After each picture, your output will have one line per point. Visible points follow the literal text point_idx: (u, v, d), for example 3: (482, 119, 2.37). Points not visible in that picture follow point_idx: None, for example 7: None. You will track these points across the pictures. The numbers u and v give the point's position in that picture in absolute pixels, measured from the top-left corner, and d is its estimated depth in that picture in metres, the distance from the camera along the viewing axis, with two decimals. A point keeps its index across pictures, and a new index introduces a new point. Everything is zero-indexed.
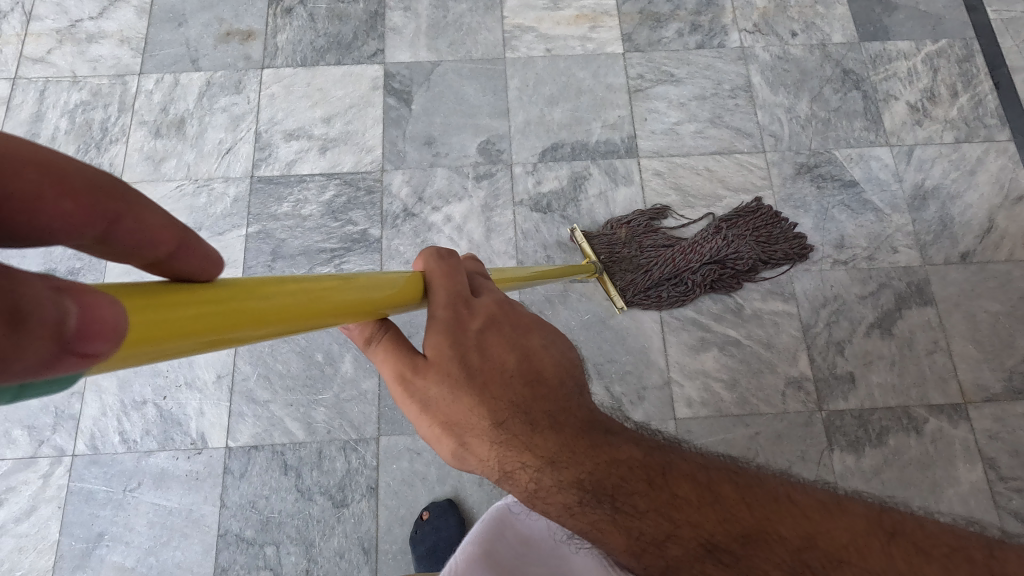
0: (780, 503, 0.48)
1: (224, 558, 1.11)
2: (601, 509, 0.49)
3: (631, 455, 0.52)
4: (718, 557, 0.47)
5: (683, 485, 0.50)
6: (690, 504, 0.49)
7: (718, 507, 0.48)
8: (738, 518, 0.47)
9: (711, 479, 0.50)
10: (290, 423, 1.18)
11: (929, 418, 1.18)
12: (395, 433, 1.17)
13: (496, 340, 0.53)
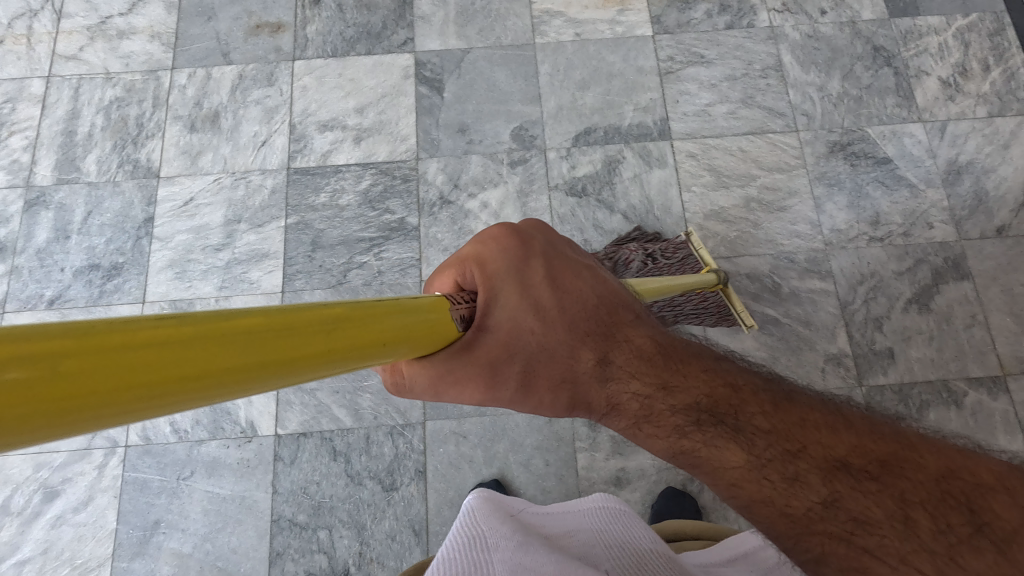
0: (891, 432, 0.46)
1: (278, 543, 1.11)
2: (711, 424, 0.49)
3: (726, 383, 0.51)
4: (850, 473, 0.44)
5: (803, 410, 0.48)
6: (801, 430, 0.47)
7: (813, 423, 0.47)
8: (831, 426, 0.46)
9: (733, 374, 0.52)
10: (337, 409, 1.19)
11: (969, 391, 1.19)
12: (440, 417, 1.18)
13: (568, 271, 0.53)
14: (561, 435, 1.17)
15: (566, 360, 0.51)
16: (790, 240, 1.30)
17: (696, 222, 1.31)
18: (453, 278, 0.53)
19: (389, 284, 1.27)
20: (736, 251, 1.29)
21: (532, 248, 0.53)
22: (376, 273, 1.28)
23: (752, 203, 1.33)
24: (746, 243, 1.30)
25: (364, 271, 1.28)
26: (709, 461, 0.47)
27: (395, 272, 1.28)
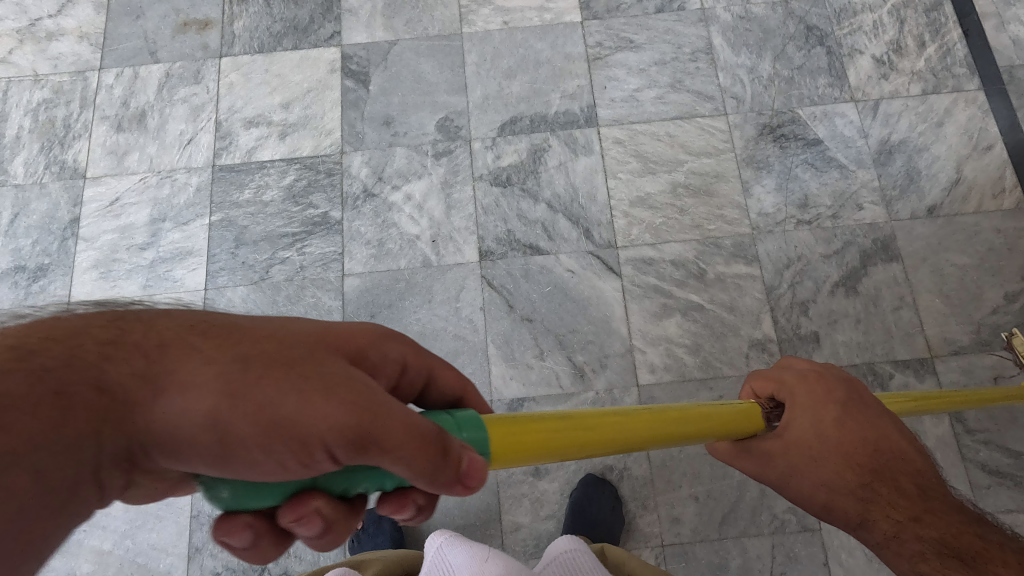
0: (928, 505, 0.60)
1: (197, 539, 1.12)
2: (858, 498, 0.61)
3: (889, 468, 0.62)
4: (949, 556, 0.57)
5: (907, 488, 0.61)
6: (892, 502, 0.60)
7: (907, 502, 0.60)
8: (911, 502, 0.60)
9: (900, 444, 0.63)
10: None
11: (895, 373, 1.17)
12: None
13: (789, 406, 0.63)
14: None
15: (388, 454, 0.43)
16: (716, 225, 1.28)
17: (622, 210, 1.30)
18: (759, 388, 0.69)
19: (311, 279, 1.26)
20: (661, 237, 1.27)
21: (836, 391, 0.65)
22: (298, 268, 1.27)
23: (678, 188, 1.31)
24: (671, 229, 1.28)
25: (286, 267, 1.27)
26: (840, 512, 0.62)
27: (317, 267, 1.27)
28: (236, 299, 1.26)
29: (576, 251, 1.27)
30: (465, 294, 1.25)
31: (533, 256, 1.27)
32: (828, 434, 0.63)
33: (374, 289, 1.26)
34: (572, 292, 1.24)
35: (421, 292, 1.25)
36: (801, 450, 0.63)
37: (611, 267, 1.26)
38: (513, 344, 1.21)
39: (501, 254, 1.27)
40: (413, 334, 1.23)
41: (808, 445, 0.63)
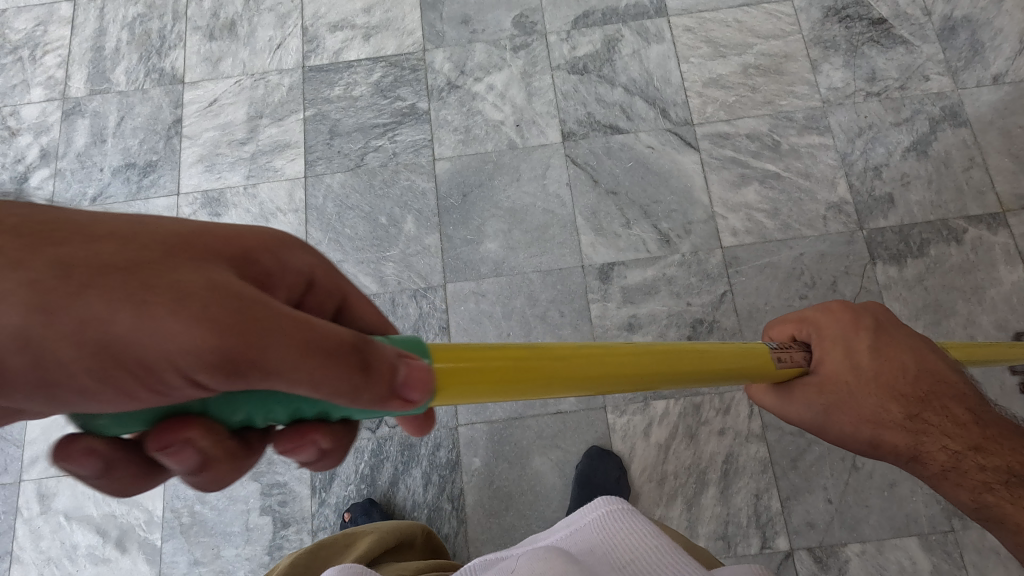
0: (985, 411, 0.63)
1: None
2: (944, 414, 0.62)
3: (952, 393, 0.63)
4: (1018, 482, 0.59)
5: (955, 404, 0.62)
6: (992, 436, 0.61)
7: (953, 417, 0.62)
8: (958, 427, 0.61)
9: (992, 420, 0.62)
10: (363, 278, 1.27)
11: (969, 228, 1.23)
12: (460, 279, 1.25)
13: (888, 344, 0.63)
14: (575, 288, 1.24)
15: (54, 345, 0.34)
16: (787, 100, 1.34)
17: (696, 91, 1.36)
18: (792, 331, 0.68)
19: (404, 164, 1.34)
20: (736, 114, 1.33)
21: (862, 317, 0.65)
22: (391, 155, 1.35)
23: (749, 69, 1.37)
24: (745, 106, 1.34)
25: (379, 154, 1.35)
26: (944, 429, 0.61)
27: (409, 153, 1.34)
28: (335, 184, 1.33)
29: (654, 129, 1.33)
30: (552, 171, 1.31)
31: (614, 135, 1.33)
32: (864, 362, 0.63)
33: (464, 170, 1.33)
34: (653, 165, 1.31)
35: (509, 171, 1.32)
36: (835, 381, 0.63)
37: (688, 142, 1.32)
38: (600, 215, 1.28)
39: (583, 135, 1.34)
40: (505, 209, 1.29)
41: (843, 376, 0.63)
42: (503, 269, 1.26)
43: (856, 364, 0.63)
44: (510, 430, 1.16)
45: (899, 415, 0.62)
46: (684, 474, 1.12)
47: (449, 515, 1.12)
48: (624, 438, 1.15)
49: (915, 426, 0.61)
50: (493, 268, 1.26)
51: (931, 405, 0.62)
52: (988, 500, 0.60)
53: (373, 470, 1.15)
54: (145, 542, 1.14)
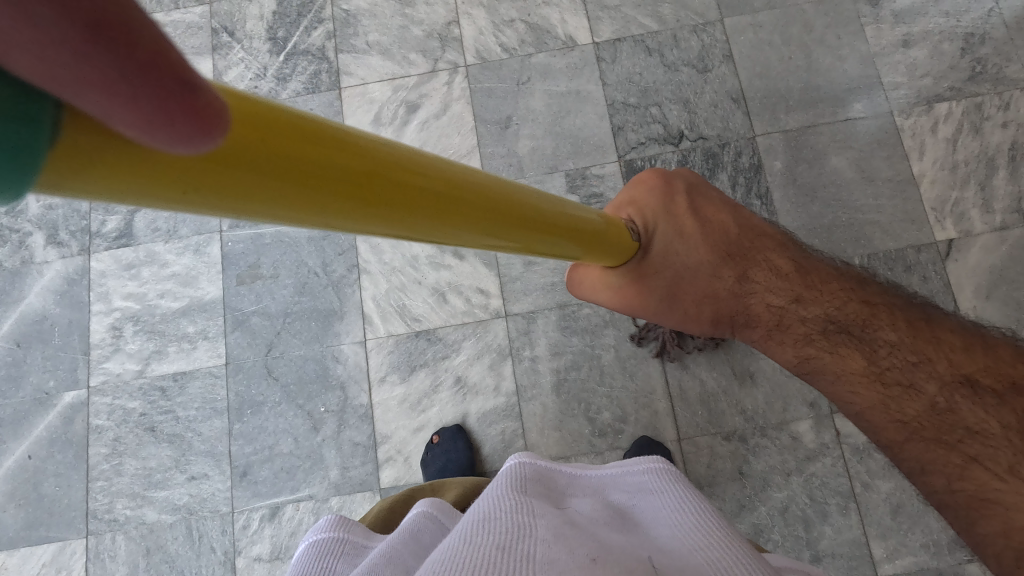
0: (832, 308, 0.71)
1: (618, 120, 1.30)
2: (787, 299, 0.73)
3: (818, 313, 0.71)
4: (885, 343, 0.67)
5: (858, 306, 0.71)
6: (799, 330, 0.71)
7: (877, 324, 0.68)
8: (898, 375, 0.65)
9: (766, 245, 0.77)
10: (643, 19, 1.35)
11: None
12: (736, 14, 1.34)
13: (683, 284, 0.75)
14: (847, 13, 1.32)
15: (853, 355, 0.68)
16: None
17: None
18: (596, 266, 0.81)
19: None
20: None
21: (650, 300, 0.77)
22: None
23: None
24: None
25: None
26: (827, 366, 0.69)
27: None
28: None
29: None
30: None
31: None
32: (689, 297, 0.75)
33: None
34: None
35: None
36: (723, 297, 0.75)
37: None
38: None
39: None
40: None
41: (722, 292, 0.74)
42: (776, 3, 1.34)
43: (711, 284, 0.75)
44: (806, 137, 1.26)
45: (784, 301, 0.73)
46: (973, 160, 1.23)
47: (759, 210, 1.23)
48: (913, 137, 1.25)
49: (778, 306, 0.73)
50: (765, 3, 1.34)
51: (830, 287, 0.73)
52: (864, 400, 0.66)
53: None
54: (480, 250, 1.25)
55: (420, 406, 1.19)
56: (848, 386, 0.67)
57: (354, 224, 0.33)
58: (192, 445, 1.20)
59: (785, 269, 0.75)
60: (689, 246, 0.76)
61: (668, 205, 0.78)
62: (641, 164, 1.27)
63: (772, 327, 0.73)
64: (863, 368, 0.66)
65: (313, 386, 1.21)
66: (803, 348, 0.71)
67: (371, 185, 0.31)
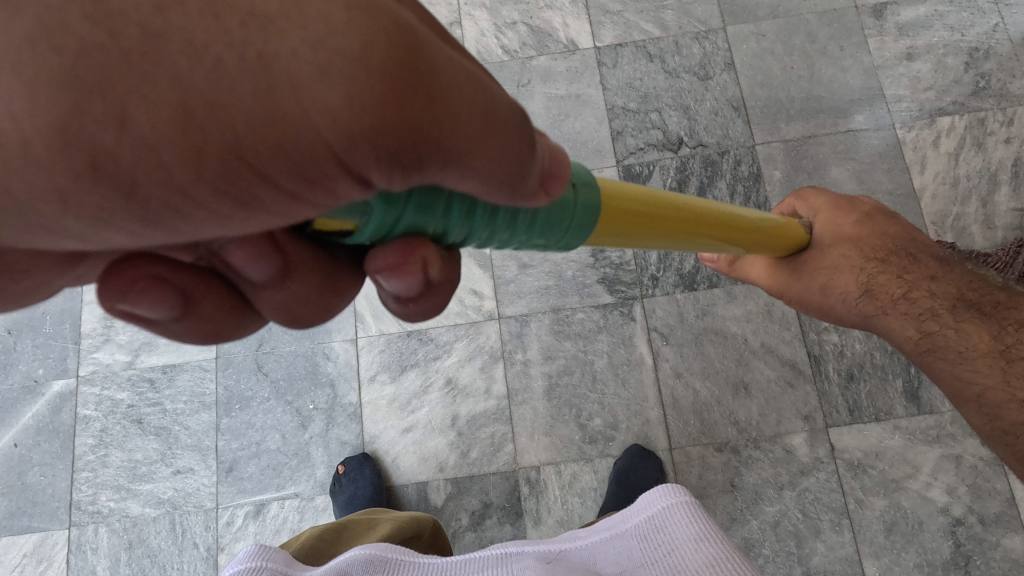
0: (926, 280, 0.67)
1: (618, 125, 1.29)
2: (910, 262, 0.68)
3: (910, 291, 0.67)
4: (971, 311, 0.64)
5: (922, 289, 0.66)
6: (883, 298, 0.67)
7: (910, 301, 0.66)
8: (983, 342, 0.62)
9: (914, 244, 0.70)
10: (645, 25, 1.35)
11: None
12: (739, 23, 1.33)
13: (851, 243, 0.70)
14: (851, 24, 1.31)
15: (910, 317, 0.66)
16: None
17: None
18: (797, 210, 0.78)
19: None
20: None
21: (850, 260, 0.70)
22: None
23: None
24: None
25: None
26: (886, 318, 0.67)
27: None
28: None
29: None
30: None
31: None
32: (861, 271, 0.69)
33: None
34: None
35: None
36: (841, 246, 0.71)
37: None
38: None
39: None
40: None
41: (851, 258, 0.70)
42: (779, 13, 1.33)
43: (852, 262, 0.69)
44: (807, 147, 1.25)
45: (866, 265, 0.69)
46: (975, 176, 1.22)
47: None
48: (915, 150, 1.24)
49: (867, 271, 0.68)
50: (769, 12, 1.33)
51: (900, 259, 0.68)
52: (931, 363, 0.66)
53: (682, 185, 1.25)
54: (475, 251, 1.24)
55: (410, 407, 1.18)
56: (929, 337, 0.65)
57: (650, 230, 0.49)
58: (179, 439, 1.19)
59: (879, 250, 0.69)
60: (845, 263, 0.70)
61: (842, 202, 0.73)
62: (640, 169, 1.27)
63: (879, 295, 0.67)
64: (918, 327, 0.65)
65: (302, 382, 1.20)
66: (927, 332, 0.65)
67: (652, 206, 0.48)
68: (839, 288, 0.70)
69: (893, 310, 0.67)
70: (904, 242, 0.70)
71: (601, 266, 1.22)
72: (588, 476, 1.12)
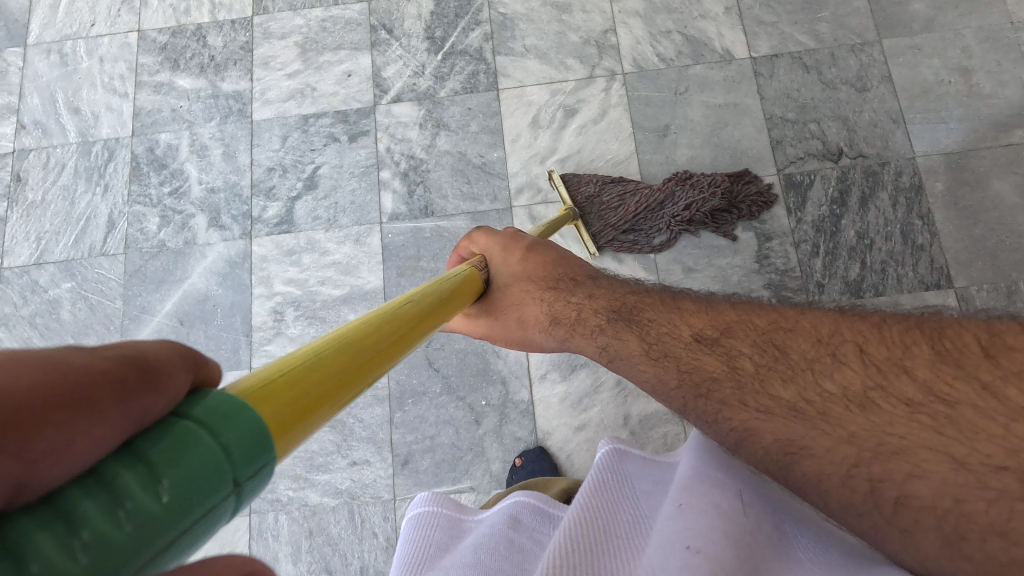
0: (817, 348, 0.49)
1: (776, 134, 1.32)
2: (750, 345, 0.53)
3: (716, 368, 0.54)
4: (810, 408, 0.46)
5: (847, 346, 0.48)
6: (727, 379, 0.52)
7: (823, 363, 0.48)
8: (850, 423, 0.44)
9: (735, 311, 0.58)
10: (800, 37, 1.37)
11: None
12: (894, 36, 1.35)
13: (536, 260, 0.79)
14: (1007, 40, 1.33)
15: (731, 389, 0.51)
16: None
17: None
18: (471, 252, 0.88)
19: None
20: None
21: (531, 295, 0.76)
22: None
23: None
24: None
25: None
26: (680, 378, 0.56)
27: None
28: None
29: None
30: None
31: None
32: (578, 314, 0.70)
33: None
34: None
35: None
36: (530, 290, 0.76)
37: None
38: None
39: None
40: None
41: (569, 314, 0.71)
42: (934, 27, 1.35)
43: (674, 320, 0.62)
44: (968, 160, 1.27)
45: (739, 352, 0.53)
46: None
47: (921, 230, 1.24)
48: None
49: (699, 340, 0.57)
50: (924, 26, 1.35)
51: (775, 338, 0.53)
52: (845, 458, 0.43)
53: (843, 194, 1.28)
54: (640, 255, 1.27)
55: (582, 405, 1.20)
56: (716, 402, 0.52)
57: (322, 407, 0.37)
58: (354, 431, 1.22)
59: (611, 310, 0.68)
60: (511, 272, 0.80)
61: (507, 242, 0.83)
62: (800, 178, 1.29)
63: (691, 383, 0.55)
64: (783, 439, 0.46)
65: (474, 379, 1.23)
66: (810, 405, 0.47)
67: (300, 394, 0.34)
68: (626, 358, 0.62)
69: (698, 399, 0.53)
70: (737, 321, 0.57)
71: (765, 272, 1.25)
72: None
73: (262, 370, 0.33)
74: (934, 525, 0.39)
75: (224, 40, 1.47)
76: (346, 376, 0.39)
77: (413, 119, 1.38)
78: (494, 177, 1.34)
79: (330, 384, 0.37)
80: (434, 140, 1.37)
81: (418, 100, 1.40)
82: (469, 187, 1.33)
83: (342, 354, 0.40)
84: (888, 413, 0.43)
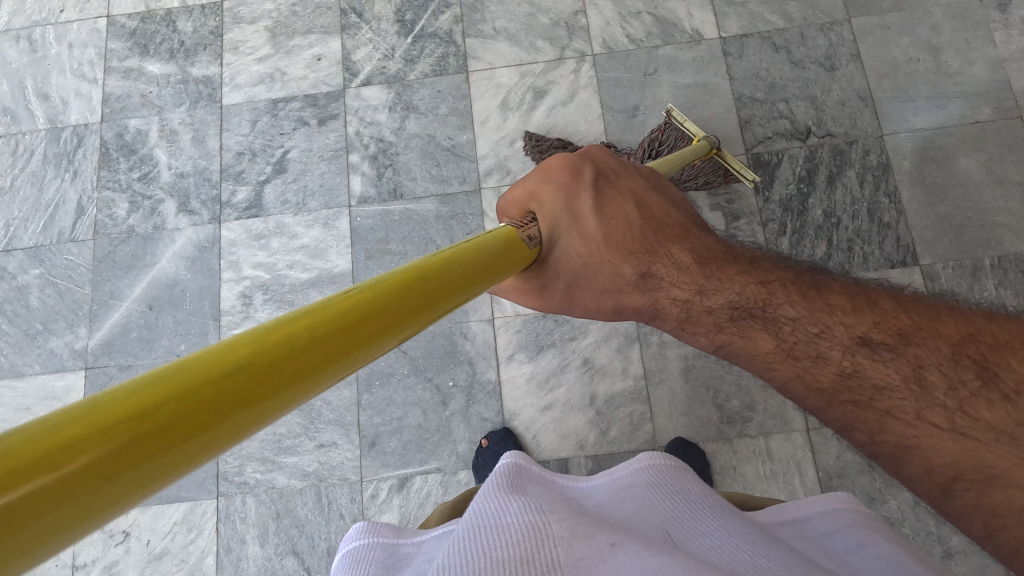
0: (853, 333, 0.54)
1: (745, 114, 1.32)
2: (768, 329, 0.58)
3: (773, 346, 0.58)
4: (918, 398, 0.51)
5: (879, 331, 0.54)
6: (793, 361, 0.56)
7: (861, 341, 0.54)
8: (929, 405, 0.50)
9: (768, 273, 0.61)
10: (769, 16, 1.37)
11: None
12: (863, 15, 1.35)
13: (614, 207, 0.66)
14: (976, 18, 1.33)
15: (803, 369, 0.56)
16: None
17: None
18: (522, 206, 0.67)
19: None
20: None
21: (596, 265, 0.64)
22: None
23: None
24: None
25: None
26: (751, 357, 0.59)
27: None
28: None
29: None
30: None
31: None
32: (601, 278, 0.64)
33: None
34: None
35: None
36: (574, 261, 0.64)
37: None
38: None
39: None
40: None
41: (582, 262, 0.64)
42: (904, 5, 1.35)
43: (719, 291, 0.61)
44: (936, 138, 1.27)
45: (794, 335, 0.57)
46: None
47: (887, 207, 1.24)
48: None
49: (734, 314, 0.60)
50: (893, 4, 1.35)
51: (789, 312, 0.58)
52: (903, 437, 0.50)
53: (811, 173, 1.27)
54: None
55: (548, 385, 1.20)
56: (820, 391, 0.55)
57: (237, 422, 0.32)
58: (321, 414, 1.22)
59: (737, 304, 0.60)
60: (585, 237, 0.64)
61: (573, 182, 0.66)
62: (768, 157, 1.29)
63: (767, 361, 0.58)
64: (886, 409, 0.52)
65: (442, 360, 1.23)
66: (849, 394, 0.53)
67: (161, 434, 0.28)
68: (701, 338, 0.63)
69: (798, 384, 0.56)
70: (766, 296, 0.60)
71: None
72: (727, 456, 1.15)
73: (143, 377, 0.29)
74: (985, 508, 0.46)
75: (194, 25, 1.46)
76: (239, 387, 0.31)
77: (383, 102, 1.38)
78: (463, 159, 1.33)
79: (242, 375, 0.31)
80: (403, 123, 1.37)
81: (387, 83, 1.39)
82: (439, 169, 1.33)
83: (222, 350, 0.31)
84: (943, 401, 0.49)
